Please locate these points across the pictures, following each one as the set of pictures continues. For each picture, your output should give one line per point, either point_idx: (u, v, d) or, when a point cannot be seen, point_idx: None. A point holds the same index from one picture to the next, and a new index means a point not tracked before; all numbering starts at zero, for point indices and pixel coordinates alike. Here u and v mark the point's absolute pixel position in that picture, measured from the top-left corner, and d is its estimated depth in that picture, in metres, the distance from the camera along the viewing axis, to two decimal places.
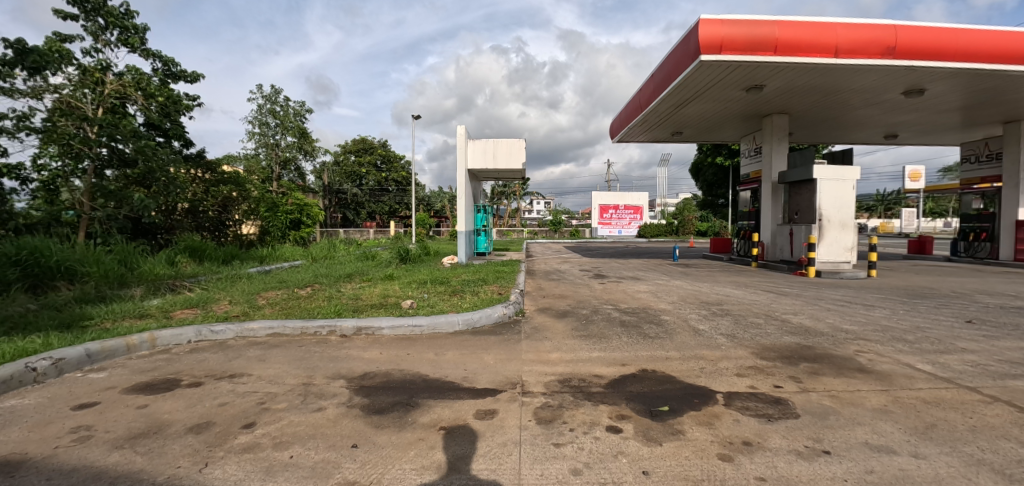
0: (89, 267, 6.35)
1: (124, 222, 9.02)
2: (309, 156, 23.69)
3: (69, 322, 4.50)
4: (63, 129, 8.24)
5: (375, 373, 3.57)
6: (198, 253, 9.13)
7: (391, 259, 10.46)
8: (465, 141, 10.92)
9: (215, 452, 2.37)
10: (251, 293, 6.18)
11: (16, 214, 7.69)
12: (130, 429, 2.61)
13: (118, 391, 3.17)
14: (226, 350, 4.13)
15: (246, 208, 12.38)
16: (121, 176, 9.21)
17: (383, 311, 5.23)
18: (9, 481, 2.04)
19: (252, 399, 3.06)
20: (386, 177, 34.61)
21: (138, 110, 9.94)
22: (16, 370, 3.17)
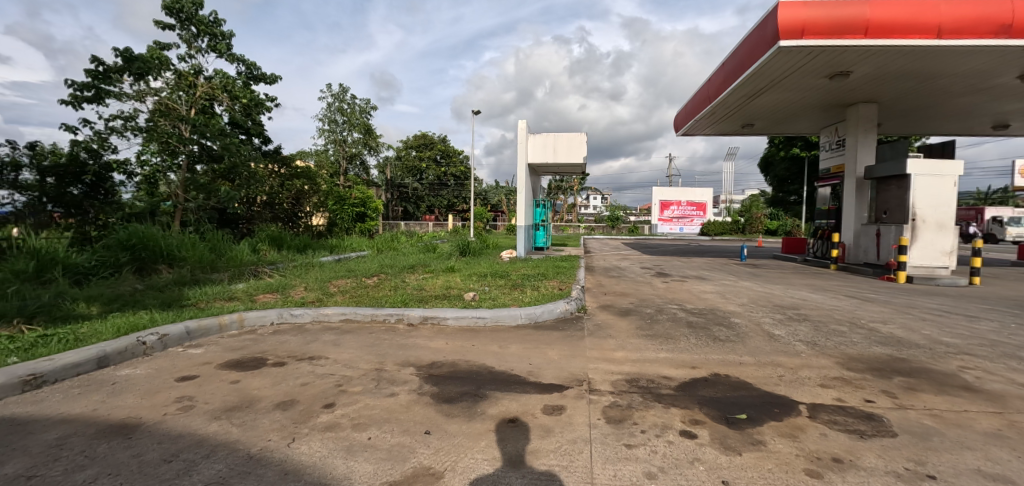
0: (184, 252, 6.98)
1: (211, 213, 9.84)
2: (374, 151, 24.77)
3: (170, 301, 5.00)
4: (162, 128, 9.15)
5: (443, 363, 3.65)
6: (278, 242, 9.87)
7: (451, 252, 10.71)
8: (526, 136, 10.91)
9: (301, 428, 2.52)
10: (324, 280, 6.55)
11: (123, 204, 8.52)
12: (225, 402, 2.83)
13: (213, 367, 3.46)
14: (304, 334, 4.40)
15: (316, 201, 13.05)
16: (210, 171, 10.03)
17: (446, 303, 5.36)
18: (129, 443, 2.27)
19: (331, 381, 3.23)
20: (444, 171, 35.55)
21: (224, 110, 10.80)
22: (129, 343, 3.56)
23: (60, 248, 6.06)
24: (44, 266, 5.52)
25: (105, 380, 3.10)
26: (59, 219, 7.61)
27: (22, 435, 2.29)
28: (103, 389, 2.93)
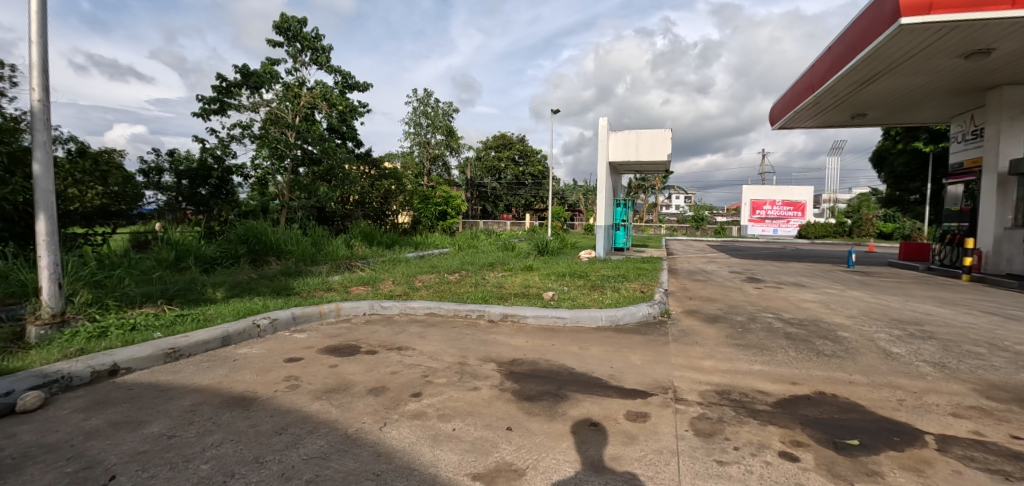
0: (290, 246, 7.81)
1: (311, 211, 10.81)
2: (455, 152, 25.71)
3: (279, 289, 5.60)
4: (270, 134, 10.33)
5: (523, 361, 3.70)
6: (370, 238, 10.65)
7: (529, 251, 10.82)
8: (607, 134, 10.71)
9: (392, 414, 2.69)
10: (410, 275, 6.95)
11: (240, 203, 9.74)
12: (325, 384, 3.11)
13: (315, 351, 3.81)
14: (392, 325, 4.69)
15: (402, 200, 13.89)
16: (311, 173, 11.09)
17: (525, 301, 5.43)
18: (250, 414, 2.57)
19: (418, 371, 3.41)
20: (523, 171, 36.03)
21: (324, 117, 11.87)
22: (246, 325, 4.03)
23: (192, 240, 6.94)
24: (181, 255, 6.40)
25: (229, 357, 3.53)
26: (191, 215, 8.81)
27: (169, 399, 2.69)
28: (228, 365, 3.35)
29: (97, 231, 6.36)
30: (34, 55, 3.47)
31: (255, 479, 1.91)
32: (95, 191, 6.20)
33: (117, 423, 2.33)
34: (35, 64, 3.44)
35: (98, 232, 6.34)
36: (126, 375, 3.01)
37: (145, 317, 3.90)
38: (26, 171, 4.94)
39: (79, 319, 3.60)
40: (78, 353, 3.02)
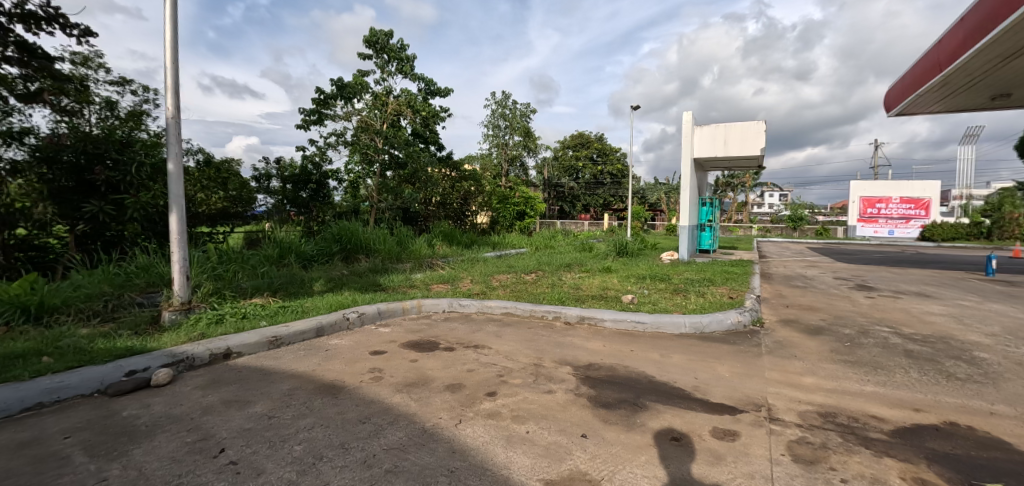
0: (378, 245, 8.36)
1: (396, 212, 11.44)
2: (531, 152, 25.85)
3: (367, 285, 5.98)
4: (361, 140, 11.00)
5: (600, 365, 3.57)
6: (450, 238, 11.05)
7: (607, 252, 10.53)
8: (692, 129, 10.09)
9: (467, 411, 2.72)
10: (488, 274, 7.08)
11: (335, 205, 10.57)
12: (406, 377, 3.23)
13: (398, 345, 4.00)
14: (469, 323, 4.81)
15: (481, 201, 14.28)
16: (397, 176, 11.67)
17: (603, 304, 5.27)
18: (337, 401, 2.73)
19: (493, 370, 3.42)
20: (601, 170, 35.35)
21: (408, 123, 12.44)
22: (337, 318, 4.35)
23: (293, 238, 7.60)
24: (284, 252, 7.04)
25: (322, 346, 3.82)
26: (293, 215, 9.76)
27: (271, 382, 2.96)
28: (321, 354, 3.62)
29: (220, 230, 7.19)
30: (169, 79, 4.01)
31: (341, 464, 2.01)
32: (218, 196, 7.13)
33: (228, 402, 2.60)
34: (170, 88, 3.98)
35: (219, 232, 7.18)
36: (237, 358, 3.36)
37: (254, 307, 4.33)
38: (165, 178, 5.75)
39: (202, 307, 4.06)
40: (200, 338, 3.42)
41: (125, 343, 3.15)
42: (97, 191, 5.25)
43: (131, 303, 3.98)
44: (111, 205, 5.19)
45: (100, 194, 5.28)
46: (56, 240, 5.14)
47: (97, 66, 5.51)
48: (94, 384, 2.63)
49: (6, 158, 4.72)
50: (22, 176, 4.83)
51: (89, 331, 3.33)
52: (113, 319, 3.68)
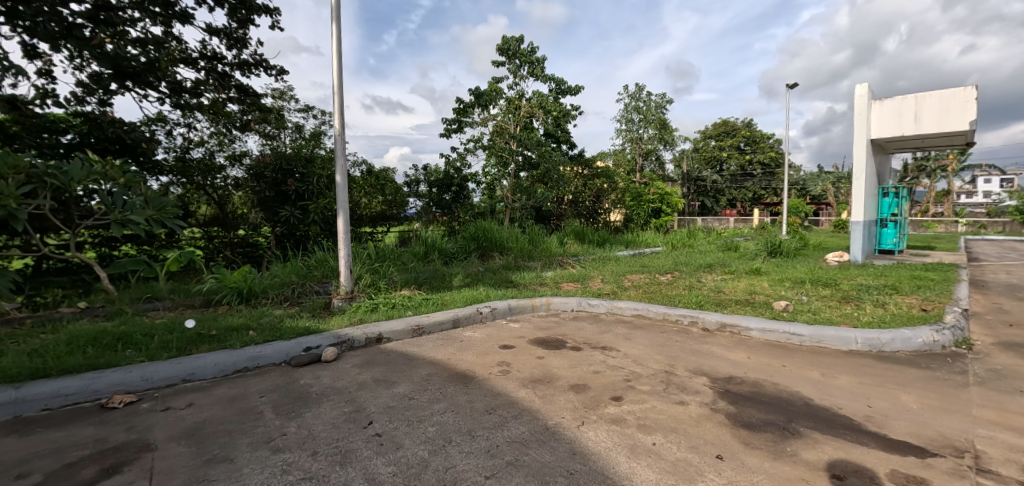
0: (511, 243, 8.71)
1: (529, 211, 11.65)
2: (666, 146, 24.24)
3: (501, 282, 6.24)
4: (495, 144, 11.18)
5: (743, 380, 3.16)
6: (581, 236, 10.93)
7: (756, 252, 9.34)
8: (867, 104, 8.32)
9: (591, 414, 2.59)
10: (619, 274, 6.85)
11: (473, 205, 11.13)
12: (532, 373, 3.19)
13: (525, 340, 4.09)
14: (598, 323, 4.62)
15: (614, 199, 13.89)
16: (530, 176, 11.80)
17: (749, 310, 4.68)
18: (464, 391, 2.80)
19: (620, 374, 3.21)
20: (750, 160, 31.56)
21: (541, 125, 12.44)
22: (472, 310, 4.59)
23: (438, 236, 8.29)
24: (429, 250, 7.68)
25: (457, 337, 4.05)
26: (438, 216, 10.54)
27: (412, 365, 3.27)
28: (456, 343, 3.89)
29: (380, 231, 8.24)
30: (337, 102, 4.74)
31: (466, 450, 2.12)
32: (378, 200, 8.04)
33: (377, 380, 2.95)
34: (337, 109, 4.70)
35: (379, 232, 8.29)
36: (386, 343, 3.80)
37: (403, 298, 4.84)
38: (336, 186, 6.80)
39: (362, 296, 4.68)
40: (358, 323, 3.97)
41: (305, 324, 3.82)
42: (288, 198, 6.40)
43: (311, 291, 4.81)
44: (298, 210, 6.31)
45: (290, 201, 6.44)
46: (264, 238, 6.53)
47: (290, 97, 6.80)
48: (282, 356, 3.24)
49: (232, 176, 6.14)
50: (242, 189, 6.21)
51: (282, 312, 4.16)
52: (298, 303, 4.50)
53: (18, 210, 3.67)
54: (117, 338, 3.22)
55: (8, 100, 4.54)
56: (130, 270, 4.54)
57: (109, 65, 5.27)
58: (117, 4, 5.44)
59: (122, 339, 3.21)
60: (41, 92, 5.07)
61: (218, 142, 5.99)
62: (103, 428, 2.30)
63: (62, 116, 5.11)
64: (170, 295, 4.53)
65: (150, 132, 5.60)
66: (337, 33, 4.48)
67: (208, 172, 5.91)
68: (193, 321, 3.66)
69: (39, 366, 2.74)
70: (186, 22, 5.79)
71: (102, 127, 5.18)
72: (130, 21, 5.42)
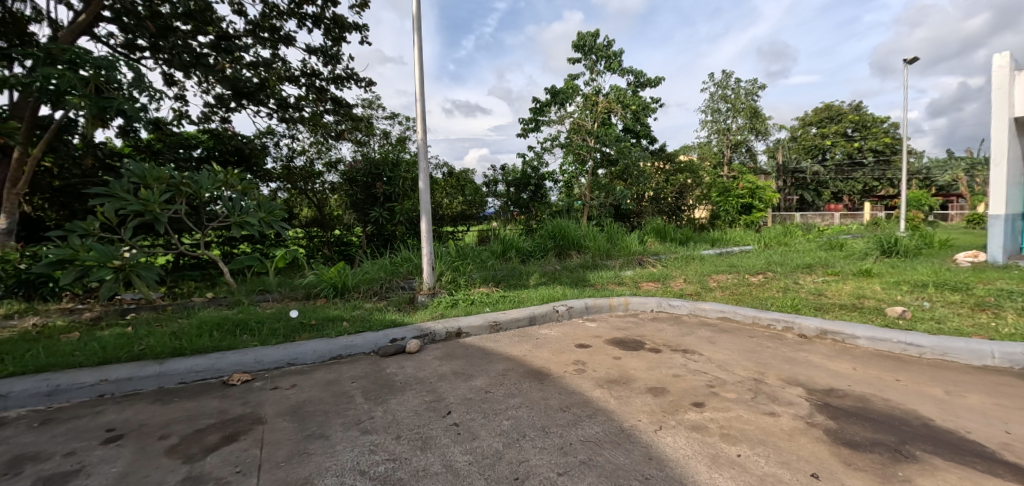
0: (589, 241, 8.05)
1: (609, 209, 9.79)
2: (763, 137, 20.96)
3: (577, 280, 6.01)
4: (575, 141, 9.23)
5: (846, 393, 2.85)
6: (663, 234, 9.76)
7: (866, 251, 8.27)
8: (1009, 75, 7.01)
9: (669, 419, 2.49)
10: (703, 274, 6.43)
11: (551, 204, 9.57)
12: (608, 374, 3.06)
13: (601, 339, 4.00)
14: (680, 325, 4.32)
15: (699, 194, 11.67)
16: (608, 174, 9.78)
17: (856, 316, 4.18)
18: (540, 387, 2.83)
19: (702, 379, 3.05)
20: (859, 146, 27.93)
21: (618, 120, 9.95)
22: (547, 309, 4.45)
23: (514, 235, 7.93)
24: (505, 248, 7.33)
25: (533, 335, 3.98)
26: (517, 216, 9.28)
27: (488, 359, 3.36)
28: (530, 339, 3.92)
29: (460, 229, 8.32)
30: (419, 109, 5.03)
31: (540, 445, 2.16)
32: (459, 200, 8.21)
33: (456, 373, 3.09)
34: (419, 115, 4.99)
35: (459, 230, 8.32)
36: (466, 337, 3.93)
37: (481, 295, 4.96)
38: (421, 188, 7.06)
39: (443, 291, 4.94)
40: (439, 317, 4.17)
41: (392, 317, 4.12)
42: (377, 200, 6.85)
43: (397, 286, 5.16)
44: (386, 211, 6.75)
45: (380, 203, 6.88)
46: (356, 238, 7.04)
47: (377, 105, 7.31)
48: (371, 346, 3.52)
49: (329, 181, 6.77)
50: (338, 193, 6.81)
51: (372, 306, 4.51)
52: (385, 297, 4.86)
53: (161, 214, 4.39)
54: (236, 324, 3.71)
55: (151, 122, 5.35)
56: (246, 265, 5.15)
57: (229, 87, 6.07)
58: (234, 34, 6.26)
59: (240, 325, 3.70)
60: (179, 113, 5.98)
61: (316, 150, 6.63)
62: (226, 401, 2.68)
63: (196, 132, 6.03)
64: (278, 288, 5.11)
65: (261, 144, 6.35)
66: (418, 43, 4.74)
67: (309, 178, 6.61)
68: (296, 312, 4.10)
69: (179, 346, 3.26)
70: (288, 44, 6.48)
71: (224, 141, 6.02)
72: (244, 47, 6.18)
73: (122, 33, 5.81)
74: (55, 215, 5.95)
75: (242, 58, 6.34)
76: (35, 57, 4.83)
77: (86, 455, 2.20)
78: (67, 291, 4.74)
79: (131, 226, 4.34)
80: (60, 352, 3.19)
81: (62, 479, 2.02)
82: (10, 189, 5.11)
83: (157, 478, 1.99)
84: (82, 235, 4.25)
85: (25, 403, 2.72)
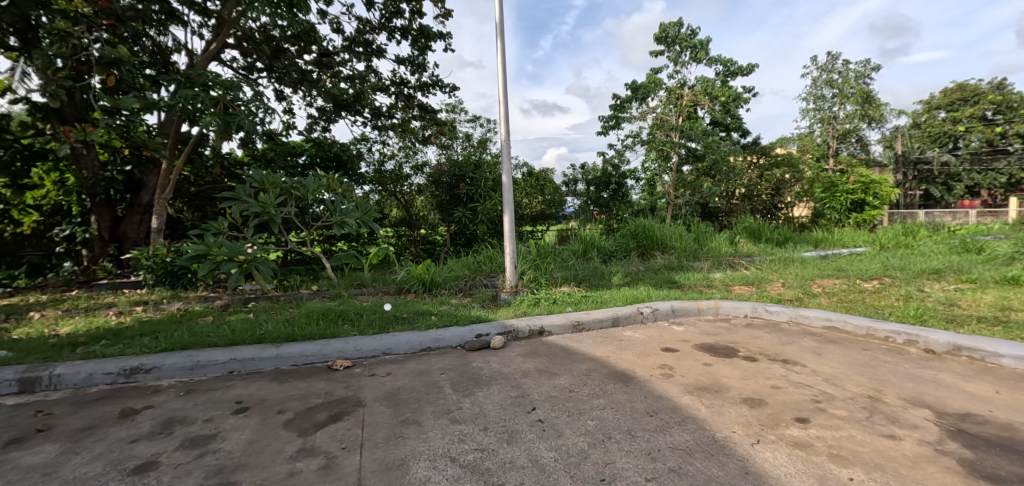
0: (674, 241, 7.68)
1: (696, 208, 9.25)
2: (877, 125, 18.55)
3: (663, 281, 5.77)
4: (658, 137, 8.90)
5: (992, 420, 2.42)
6: (756, 234, 9.01)
7: (1016, 255, 6.98)
8: None
9: (767, 432, 2.30)
10: (805, 278, 5.84)
11: (632, 203, 9.30)
12: (698, 380, 2.90)
13: (690, 342, 3.78)
14: (779, 333, 3.96)
15: (800, 190, 10.60)
16: (694, 171, 9.26)
17: (1002, 331, 3.54)
18: (625, 389, 2.76)
19: (807, 392, 2.77)
20: (1005, 131, 23.61)
21: (705, 113, 9.40)
22: (631, 310, 4.33)
23: (595, 234, 7.83)
24: (587, 247, 7.26)
25: (617, 336, 3.89)
26: (597, 216, 9.14)
27: (570, 359, 3.34)
28: (613, 339, 3.82)
29: (539, 229, 8.36)
30: (502, 111, 5.11)
31: (626, 448, 2.10)
32: (538, 199, 8.24)
33: (539, 370, 3.11)
34: (502, 117, 5.08)
35: (539, 230, 8.37)
36: (548, 336, 3.94)
37: (563, 294, 4.94)
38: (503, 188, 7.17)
39: (526, 290, 5.00)
40: (523, 315, 4.23)
41: (476, 313, 4.25)
42: (461, 200, 7.07)
43: (481, 284, 5.32)
44: (468, 210, 6.95)
45: (463, 203, 7.11)
46: (440, 237, 7.38)
47: (460, 109, 7.60)
48: (458, 340, 3.67)
49: (416, 183, 7.18)
50: (423, 194, 7.19)
51: (457, 302, 4.69)
52: (470, 294, 5.04)
53: (275, 215, 4.95)
54: (338, 314, 4.07)
55: (266, 134, 6.05)
56: (345, 261, 5.64)
57: (330, 100, 6.68)
58: (333, 50, 6.87)
59: (341, 315, 4.06)
60: (288, 125, 6.68)
61: (404, 154, 7.06)
62: (331, 384, 2.96)
63: (302, 141, 6.71)
64: (373, 283, 5.52)
65: (357, 150, 6.88)
66: (502, 47, 4.85)
67: (398, 180, 7.07)
68: (390, 305, 4.41)
69: (293, 332, 3.66)
70: (380, 56, 6.97)
71: (325, 149, 6.65)
72: (342, 62, 6.76)
73: (243, 57, 6.63)
74: (191, 216, 6.99)
75: (341, 72, 6.95)
76: (179, 81, 5.67)
77: (221, 423, 2.55)
78: (202, 281, 5.51)
79: (252, 225, 4.95)
80: (200, 332, 3.73)
81: (204, 441, 2.36)
82: (160, 195, 6.07)
83: (277, 447, 2.25)
84: (215, 233, 4.92)
85: (175, 374, 3.22)
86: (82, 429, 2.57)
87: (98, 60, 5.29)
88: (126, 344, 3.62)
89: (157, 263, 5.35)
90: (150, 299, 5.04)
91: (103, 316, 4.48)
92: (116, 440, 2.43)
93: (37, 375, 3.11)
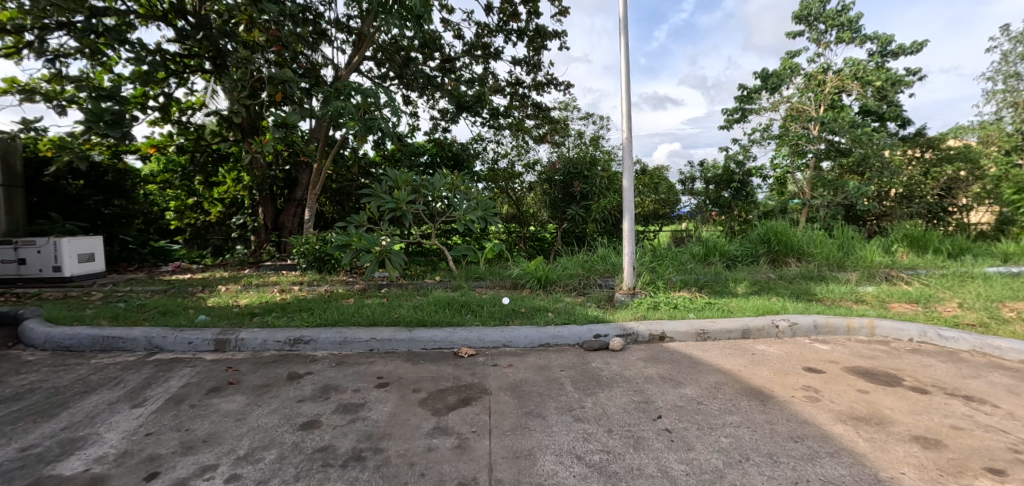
0: (813, 248, 6.83)
1: (839, 210, 8.07)
2: None
3: (799, 292, 5.18)
4: (792, 131, 7.98)
5: None
6: (920, 243, 7.64)
7: None
8: None
9: (948, 478, 1.93)
10: (992, 298, 4.80)
11: (758, 204, 8.47)
12: (853, 409, 2.56)
13: (839, 361, 3.35)
14: (959, 364, 3.32)
15: (980, 190, 8.54)
16: (837, 167, 8.11)
17: None
18: (762, 408, 2.55)
19: (1004, 438, 2.27)
20: None
21: (853, 102, 8.20)
22: (765, 323, 3.96)
23: (717, 237, 7.31)
24: (709, 251, 6.80)
25: (748, 349, 3.60)
26: (715, 217, 8.56)
27: (695, 369, 3.16)
28: (743, 352, 3.52)
29: (651, 229, 8.02)
30: (624, 107, 4.98)
31: (768, 473, 1.93)
32: (650, 199, 7.96)
33: (662, 378, 3.00)
34: (623, 115, 4.96)
35: (651, 230, 8.04)
36: (669, 342, 3.78)
37: (684, 299, 4.69)
38: (616, 186, 7.01)
39: (643, 292, 4.84)
40: (641, 319, 4.11)
41: (592, 313, 4.24)
42: (573, 198, 7.06)
43: (594, 284, 5.29)
44: (581, 208, 6.91)
45: (576, 201, 7.08)
46: (550, 234, 7.48)
47: (573, 107, 7.59)
48: (576, 339, 3.70)
49: (527, 181, 7.37)
50: (534, 190, 7.35)
51: (571, 301, 4.71)
52: (584, 293, 5.05)
53: (405, 211, 5.48)
54: (461, 305, 4.36)
55: (395, 136, 6.67)
56: (463, 254, 6.02)
57: (452, 103, 7.12)
58: (454, 56, 7.32)
59: (464, 306, 4.34)
60: (414, 127, 7.28)
61: (517, 153, 7.28)
62: (458, 370, 3.18)
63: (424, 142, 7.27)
64: (488, 276, 5.79)
65: (473, 150, 7.25)
66: (624, 43, 4.73)
67: (511, 178, 7.34)
68: (507, 299, 4.60)
69: (422, 318, 4.00)
70: (497, 58, 7.24)
71: (445, 148, 7.14)
72: (463, 67, 7.17)
73: (378, 67, 7.35)
74: (332, 209, 7.98)
75: (461, 76, 7.38)
76: (328, 93, 6.49)
77: (367, 394, 2.89)
78: (342, 267, 6.28)
79: (388, 219, 5.54)
80: (346, 312, 4.27)
81: (355, 409, 2.70)
82: (312, 192, 7.05)
83: (416, 422, 2.49)
84: (356, 226, 5.57)
85: (328, 347, 3.72)
86: (262, 386, 3.10)
87: (269, 78, 6.32)
88: (290, 317, 4.29)
89: (309, 250, 6.27)
90: (304, 281, 5.90)
91: (270, 292, 5.35)
92: (288, 398, 2.88)
93: (228, 337, 3.81)
